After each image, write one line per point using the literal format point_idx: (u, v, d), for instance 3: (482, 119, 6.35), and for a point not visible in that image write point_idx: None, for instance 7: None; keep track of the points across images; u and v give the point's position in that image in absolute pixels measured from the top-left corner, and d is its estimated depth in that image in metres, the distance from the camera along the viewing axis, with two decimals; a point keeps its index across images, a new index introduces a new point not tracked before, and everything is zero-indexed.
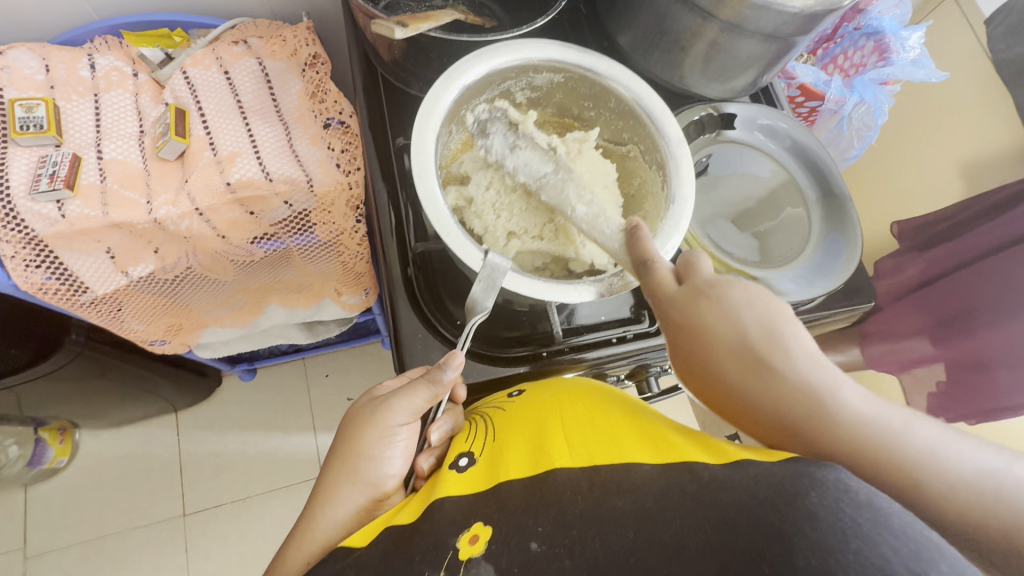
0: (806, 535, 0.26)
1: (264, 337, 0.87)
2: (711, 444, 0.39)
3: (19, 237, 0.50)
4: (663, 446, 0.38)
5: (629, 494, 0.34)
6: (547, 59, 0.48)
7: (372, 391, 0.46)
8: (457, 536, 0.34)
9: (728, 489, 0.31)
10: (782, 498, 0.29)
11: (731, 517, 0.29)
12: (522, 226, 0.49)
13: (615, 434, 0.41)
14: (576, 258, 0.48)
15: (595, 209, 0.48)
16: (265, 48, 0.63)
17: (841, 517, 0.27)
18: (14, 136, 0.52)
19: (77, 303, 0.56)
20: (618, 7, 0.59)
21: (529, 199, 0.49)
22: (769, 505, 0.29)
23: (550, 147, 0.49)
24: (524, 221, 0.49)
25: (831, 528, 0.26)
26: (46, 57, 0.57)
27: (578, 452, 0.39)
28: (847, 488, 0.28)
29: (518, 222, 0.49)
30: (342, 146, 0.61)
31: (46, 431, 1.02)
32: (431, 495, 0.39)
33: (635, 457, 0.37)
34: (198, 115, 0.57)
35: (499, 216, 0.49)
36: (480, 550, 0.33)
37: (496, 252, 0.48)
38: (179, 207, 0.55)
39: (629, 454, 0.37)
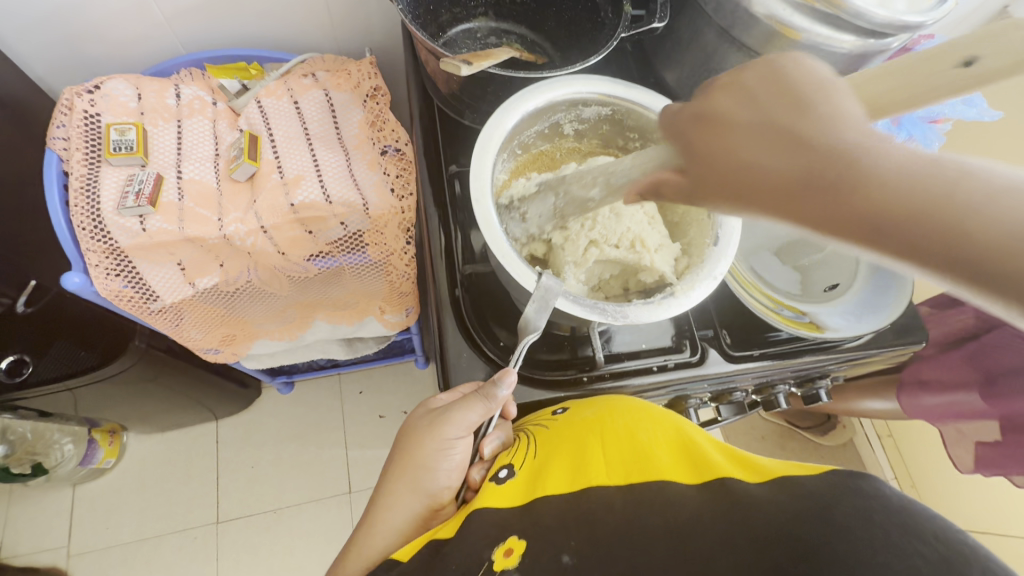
0: (836, 545, 0.29)
1: (307, 352, 0.91)
2: (745, 458, 0.40)
3: (103, 247, 0.56)
4: (698, 463, 0.40)
5: (661, 512, 0.36)
6: (596, 94, 0.50)
7: (426, 403, 0.47)
8: (492, 549, 0.35)
9: (759, 510, 0.33)
10: (813, 511, 0.31)
11: (761, 530, 0.32)
12: (603, 234, 0.48)
13: (652, 451, 0.41)
14: (650, 268, 0.47)
15: (655, 233, 0.49)
16: (331, 80, 0.67)
17: (870, 526, 0.29)
18: (108, 156, 0.57)
19: (146, 310, 0.60)
20: (665, 46, 0.62)
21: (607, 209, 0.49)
22: (801, 519, 0.31)
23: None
24: (605, 230, 0.48)
25: (862, 539, 0.28)
26: (138, 86, 0.63)
27: (615, 470, 0.40)
28: (877, 496, 0.31)
29: (600, 231, 0.48)
30: (397, 172, 0.64)
31: (97, 433, 1.08)
32: (469, 508, 0.40)
33: (669, 475, 0.39)
34: (269, 141, 0.62)
35: (583, 226, 0.49)
36: (513, 563, 0.34)
37: (574, 262, 0.48)
38: (246, 225, 0.59)
39: (665, 474, 0.39)
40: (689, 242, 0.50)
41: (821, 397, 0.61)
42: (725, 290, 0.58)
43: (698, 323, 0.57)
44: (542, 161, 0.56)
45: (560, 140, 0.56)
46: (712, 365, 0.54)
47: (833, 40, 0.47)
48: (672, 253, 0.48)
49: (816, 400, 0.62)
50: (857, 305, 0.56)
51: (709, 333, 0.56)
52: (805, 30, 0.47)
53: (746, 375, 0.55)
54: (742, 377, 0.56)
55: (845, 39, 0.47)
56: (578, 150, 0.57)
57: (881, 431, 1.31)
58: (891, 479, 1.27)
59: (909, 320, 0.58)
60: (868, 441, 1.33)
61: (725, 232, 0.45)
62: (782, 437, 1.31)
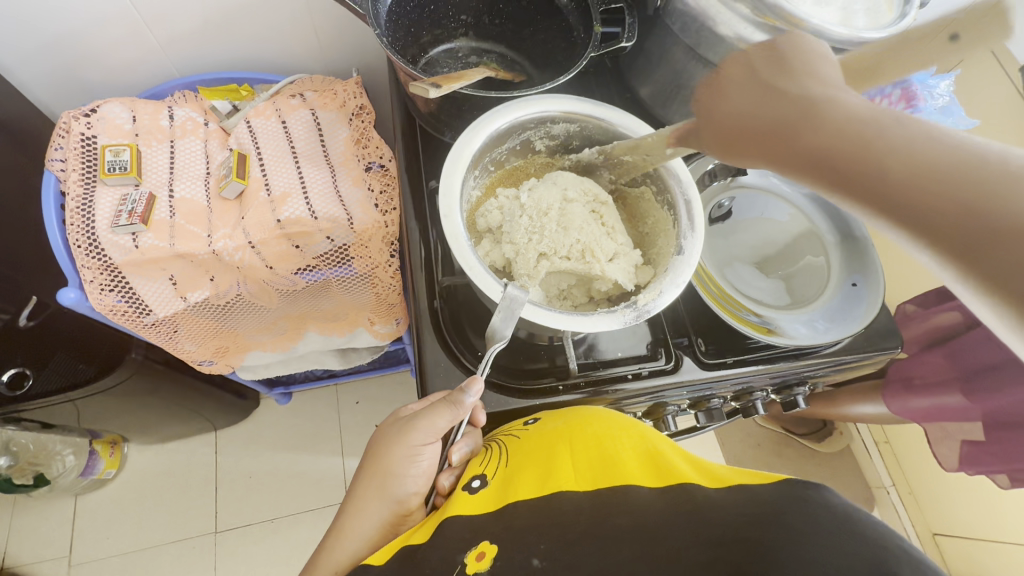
0: (783, 547, 0.30)
1: (301, 363, 0.92)
2: (706, 468, 0.42)
3: (98, 264, 0.58)
4: (663, 470, 0.41)
5: (629, 514, 0.37)
6: (564, 111, 0.52)
7: (397, 411, 0.49)
8: (464, 554, 0.36)
9: (720, 509, 0.35)
10: (769, 518, 0.32)
11: (720, 532, 0.33)
12: (552, 247, 0.49)
13: (620, 459, 0.43)
14: (601, 277, 0.49)
15: (611, 244, 0.51)
16: (318, 100, 0.70)
17: (820, 534, 0.30)
18: (103, 176, 0.60)
19: (141, 323, 0.62)
20: (638, 63, 0.63)
21: (560, 219, 0.50)
22: (756, 523, 0.32)
23: (566, 199, 0.52)
24: (554, 242, 0.49)
25: (814, 543, 0.29)
26: (133, 109, 0.66)
27: (583, 476, 0.42)
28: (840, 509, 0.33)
29: (548, 243, 0.49)
30: (381, 188, 0.66)
31: (98, 444, 1.10)
32: (441, 515, 0.42)
33: (634, 481, 0.40)
34: (257, 159, 0.64)
35: (531, 239, 0.49)
36: (484, 566, 0.35)
37: (527, 274, 0.48)
38: (234, 241, 0.61)
39: (631, 479, 0.40)
40: (656, 253, 0.52)
41: (799, 403, 0.62)
42: (699, 299, 0.60)
43: (673, 331, 0.58)
44: (518, 175, 0.58)
45: (534, 156, 0.58)
46: (687, 372, 0.56)
47: None
48: (625, 262, 0.50)
49: (794, 406, 0.63)
50: (824, 312, 0.57)
51: (684, 340, 0.58)
52: None
53: (722, 382, 0.56)
54: (718, 384, 0.57)
55: None
56: (552, 164, 0.59)
57: (878, 437, 1.30)
58: (889, 486, 1.27)
59: (886, 327, 0.59)
60: (865, 448, 1.32)
61: (689, 243, 0.46)
62: (777, 444, 1.31)
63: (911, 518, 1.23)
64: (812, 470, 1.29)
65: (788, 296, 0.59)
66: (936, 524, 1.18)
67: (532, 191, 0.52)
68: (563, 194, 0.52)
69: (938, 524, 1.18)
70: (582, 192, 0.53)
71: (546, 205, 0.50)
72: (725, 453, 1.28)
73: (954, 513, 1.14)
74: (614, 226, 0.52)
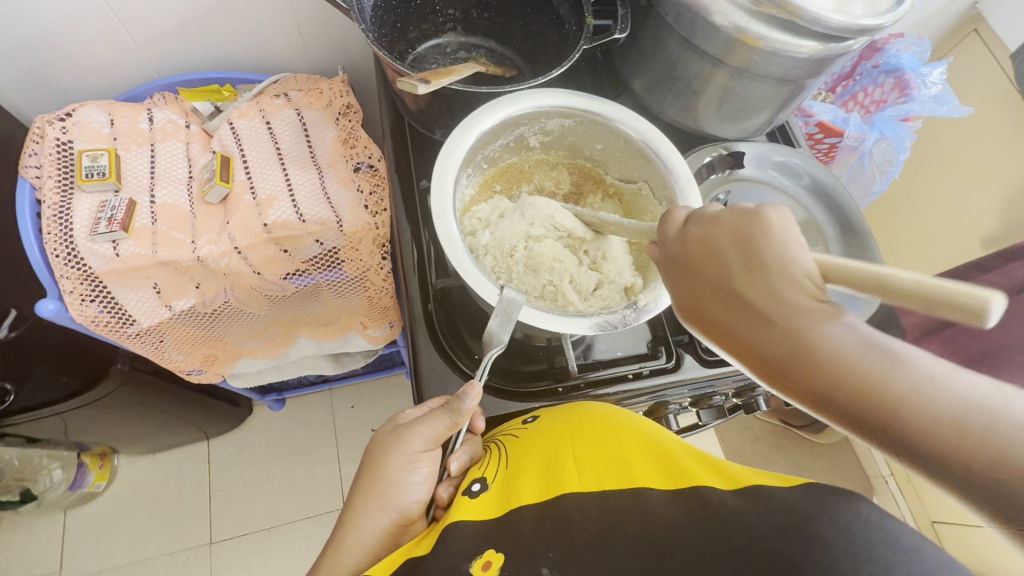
0: (814, 562, 0.29)
1: (293, 368, 0.91)
2: (715, 464, 0.41)
3: (78, 274, 0.56)
4: (671, 468, 0.40)
5: (638, 519, 0.36)
6: (557, 106, 0.50)
7: (395, 419, 0.47)
8: (470, 562, 0.35)
9: (737, 514, 0.33)
10: (795, 526, 0.31)
11: (741, 544, 0.31)
12: (522, 290, 0.48)
13: (626, 459, 0.41)
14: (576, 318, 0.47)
15: (591, 275, 0.49)
16: (303, 100, 0.68)
17: (851, 541, 0.29)
18: (80, 183, 0.57)
19: (124, 334, 0.60)
20: (631, 56, 0.62)
21: (526, 260, 0.48)
22: (782, 533, 0.31)
23: (532, 236, 0.50)
24: (523, 284, 0.48)
25: (844, 554, 0.29)
26: (111, 112, 0.63)
27: (588, 477, 0.40)
28: (853, 511, 0.32)
29: (518, 286, 0.48)
30: (370, 189, 0.64)
31: (87, 457, 1.07)
32: (443, 523, 0.40)
33: (643, 481, 0.39)
34: (241, 162, 0.62)
35: (500, 282, 0.49)
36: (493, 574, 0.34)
37: None
38: (220, 246, 0.59)
39: (638, 480, 0.39)
40: None
41: None
42: None
43: (673, 328, 0.57)
44: (511, 172, 0.57)
45: (527, 153, 0.56)
46: (688, 370, 0.54)
47: (793, 46, 0.47)
48: (609, 291, 0.49)
49: None
50: None
51: (684, 337, 0.56)
52: (763, 38, 0.47)
53: (724, 379, 0.55)
54: (720, 381, 0.56)
55: (805, 44, 0.47)
56: (546, 161, 0.57)
57: None
58: (887, 474, 1.27)
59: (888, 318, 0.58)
60: None
61: None
62: (776, 436, 1.31)
63: (910, 507, 1.23)
64: (810, 461, 1.29)
65: None
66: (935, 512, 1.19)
67: (499, 225, 0.51)
68: (528, 230, 0.50)
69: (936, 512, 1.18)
70: (551, 227, 0.50)
71: (509, 244, 0.49)
72: (724, 447, 1.28)
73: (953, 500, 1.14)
74: (603, 253, 0.50)
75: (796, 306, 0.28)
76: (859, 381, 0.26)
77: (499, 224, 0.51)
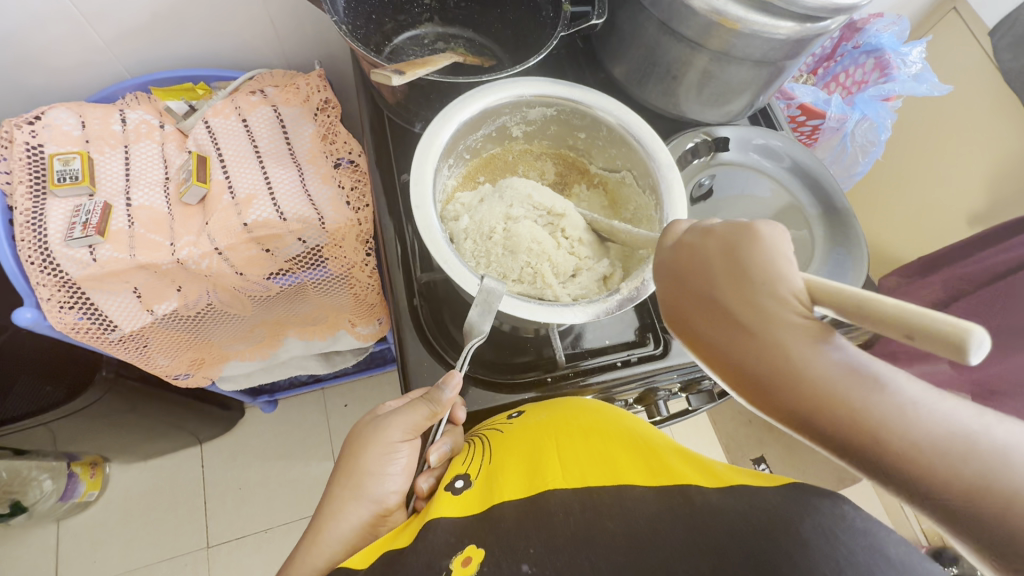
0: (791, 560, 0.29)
1: (283, 369, 0.90)
2: (703, 463, 0.41)
3: (55, 280, 0.55)
4: (654, 463, 0.41)
5: (618, 516, 0.36)
6: (538, 95, 0.50)
7: (374, 410, 0.47)
8: (449, 559, 0.35)
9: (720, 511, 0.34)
10: (776, 525, 0.31)
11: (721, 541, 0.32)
12: (502, 271, 0.47)
13: (609, 453, 0.42)
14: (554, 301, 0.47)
15: (569, 258, 0.48)
16: (280, 96, 0.66)
17: (831, 542, 0.29)
18: (53, 187, 0.56)
19: (106, 340, 0.59)
20: (610, 42, 0.62)
21: (505, 241, 0.47)
22: (760, 532, 0.31)
23: (511, 217, 0.49)
24: (502, 266, 0.47)
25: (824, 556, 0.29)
26: (82, 114, 0.62)
27: (571, 473, 0.41)
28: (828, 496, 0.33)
29: (496, 268, 0.47)
30: (352, 184, 0.64)
31: (77, 466, 1.06)
32: (423, 517, 0.40)
33: (626, 479, 0.39)
34: (218, 161, 0.61)
35: (478, 265, 0.48)
36: (470, 571, 0.34)
37: None
38: (200, 248, 0.58)
39: (622, 475, 0.40)
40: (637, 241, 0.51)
41: None
42: None
43: (661, 315, 0.57)
44: (494, 163, 0.56)
45: (510, 143, 0.56)
46: (677, 356, 0.55)
47: (771, 26, 0.47)
48: (586, 277, 0.48)
49: None
50: None
51: None
52: (741, 19, 0.47)
53: None
54: None
55: (783, 25, 0.47)
56: (530, 151, 0.57)
57: None
58: None
59: None
60: None
61: None
62: (769, 418, 1.32)
63: None
64: (803, 442, 1.31)
65: None
66: None
67: (478, 210, 0.50)
68: (507, 212, 0.49)
69: None
70: (530, 208, 0.50)
71: (488, 227, 0.48)
72: (718, 431, 1.29)
73: None
74: (579, 237, 0.50)
75: (786, 328, 0.26)
76: (815, 385, 0.25)
77: (479, 208, 0.51)
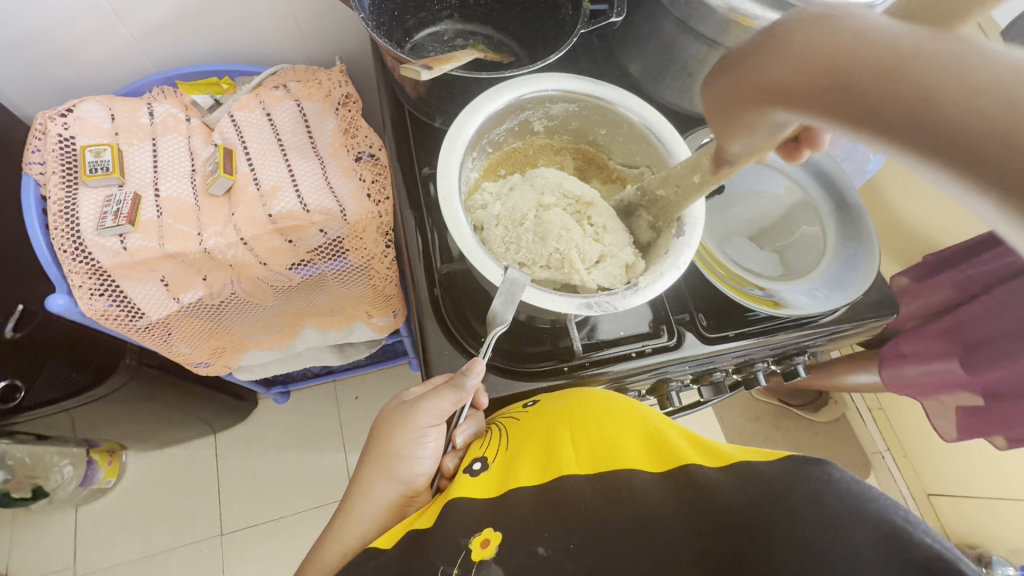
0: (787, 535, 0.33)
1: (299, 360, 0.92)
2: (706, 444, 0.43)
3: (86, 268, 0.57)
4: (663, 451, 0.42)
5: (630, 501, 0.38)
6: (563, 91, 0.51)
7: (398, 396, 0.48)
8: (469, 538, 0.37)
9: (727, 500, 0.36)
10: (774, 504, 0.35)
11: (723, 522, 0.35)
12: (531, 258, 0.48)
13: (619, 440, 0.43)
14: (582, 287, 0.48)
15: (595, 246, 0.49)
16: (303, 91, 0.68)
17: (823, 516, 0.33)
18: (85, 178, 0.58)
19: (134, 327, 0.61)
20: (628, 40, 0.63)
21: (535, 228, 0.49)
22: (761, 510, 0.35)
23: (542, 205, 0.50)
24: (531, 252, 0.48)
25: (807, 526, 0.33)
26: (111, 107, 0.64)
27: (584, 459, 0.42)
28: (829, 482, 0.34)
29: (526, 254, 0.48)
30: (372, 177, 0.65)
31: (96, 453, 1.08)
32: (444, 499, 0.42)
33: (633, 463, 0.41)
34: (243, 154, 0.63)
35: (509, 250, 0.49)
36: (491, 553, 0.36)
37: None
38: (226, 238, 0.60)
39: (629, 460, 0.41)
40: (657, 234, 0.52)
41: (800, 372, 0.63)
42: (698, 276, 0.60)
43: (675, 307, 0.58)
44: (516, 157, 0.58)
45: (531, 138, 0.57)
46: (689, 347, 0.56)
47: None
48: (613, 264, 0.49)
49: (794, 375, 0.64)
50: (823, 282, 0.57)
51: (685, 316, 0.58)
52: (757, 18, 0.47)
53: (725, 355, 0.57)
54: (722, 358, 0.57)
55: None
56: (550, 146, 0.58)
57: (872, 404, 1.32)
58: (884, 450, 1.30)
59: (882, 295, 0.60)
60: (860, 415, 1.35)
61: (688, 225, 0.47)
62: (775, 415, 1.33)
63: (907, 482, 1.26)
64: (809, 439, 1.32)
65: (782, 268, 0.60)
66: (931, 487, 1.22)
67: (509, 196, 0.51)
68: (538, 199, 0.51)
69: (933, 487, 1.22)
70: (561, 195, 0.51)
71: (520, 213, 0.50)
72: (724, 427, 1.30)
73: (949, 475, 1.17)
74: (604, 224, 0.51)
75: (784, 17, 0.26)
76: (812, 39, 0.23)
77: (510, 195, 0.52)
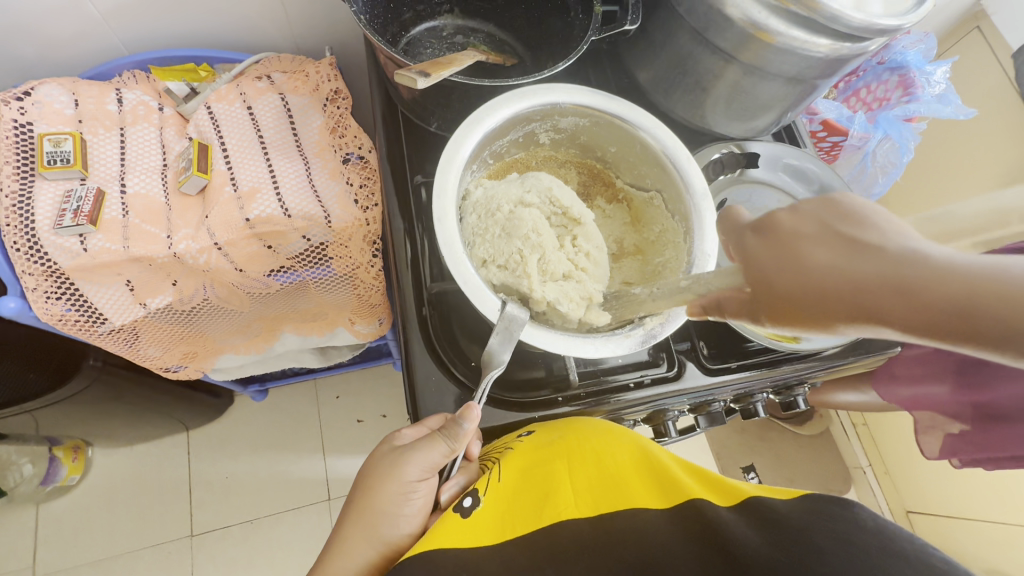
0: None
1: (279, 362, 0.87)
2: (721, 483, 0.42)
3: (41, 270, 0.51)
4: (670, 492, 0.41)
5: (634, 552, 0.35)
6: (575, 104, 0.47)
7: (390, 440, 0.45)
8: None
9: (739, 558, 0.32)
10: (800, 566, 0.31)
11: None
12: (492, 253, 0.45)
13: (620, 481, 0.42)
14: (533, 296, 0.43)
15: (564, 262, 0.46)
16: (288, 83, 0.63)
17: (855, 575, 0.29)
18: (42, 170, 0.53)
19: (95, 333, 0.56)
20: (638, 47, 0.59)
21: (505, 222, 0.45)
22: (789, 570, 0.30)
23: (522, 203, 0.47)
24: (495, 248, 0.45)
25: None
26: (75, 91, 0.58)
27: (583, 500, 0.40)
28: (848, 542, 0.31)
29: (488, 249, 0.45)
30: (361, 181, 0.61)
31: (59, 450, 1.04)
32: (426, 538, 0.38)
33: (640, 503, 0.40)
34: (221, 150, 0.58)
35: (473, 241, 0.46)
36: None
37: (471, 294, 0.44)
38: (198, 242, 0.55)
39: (635, 503, 0.40)
40: (664, 260, 0.49)
41: (798, 404, 0.61)
42: None
43: (675, 336, 0.56)
44: (517, 168, 0.53)
45: (536, 148, 0.54)
46: (689, 379, 0.53)
47: (810, 44, 0.45)
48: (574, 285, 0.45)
49: (792, 406, 0.62)
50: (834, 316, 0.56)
51: (686, 345, 0.55)
52: (780, 34, 0.45)
53: (725, 388, 0.54)
54: (721, 390, 0.55)
55: (820, 42, 0.45)
56: (555, 158, 0.54)
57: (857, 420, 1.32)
58: (866, 466, 1.31)
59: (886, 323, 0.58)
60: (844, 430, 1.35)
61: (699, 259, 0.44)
62: (761, 428, 1.32)
63: (886, 498, 1.27)
64: (793, 453, 1.32)
65: None
66: (910, 503, 1.23)
67: (491, 188, 0.49)
68: (521, 197, 0.47)
69: (912, 503, 1.22)
70: (547, 201, 0.48)
71: (496, 206, 0.47)
72: (710, 439, 1.29)
73: (929, 493, 1.18)
74: (587, 250, 0.48)
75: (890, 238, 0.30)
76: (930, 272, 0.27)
77: (492, 187, 0.49)
